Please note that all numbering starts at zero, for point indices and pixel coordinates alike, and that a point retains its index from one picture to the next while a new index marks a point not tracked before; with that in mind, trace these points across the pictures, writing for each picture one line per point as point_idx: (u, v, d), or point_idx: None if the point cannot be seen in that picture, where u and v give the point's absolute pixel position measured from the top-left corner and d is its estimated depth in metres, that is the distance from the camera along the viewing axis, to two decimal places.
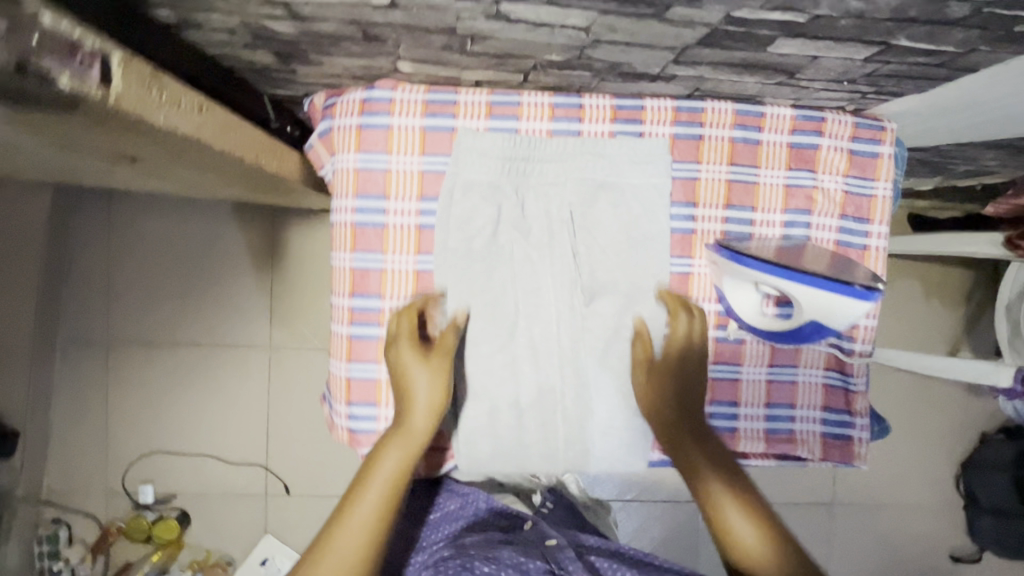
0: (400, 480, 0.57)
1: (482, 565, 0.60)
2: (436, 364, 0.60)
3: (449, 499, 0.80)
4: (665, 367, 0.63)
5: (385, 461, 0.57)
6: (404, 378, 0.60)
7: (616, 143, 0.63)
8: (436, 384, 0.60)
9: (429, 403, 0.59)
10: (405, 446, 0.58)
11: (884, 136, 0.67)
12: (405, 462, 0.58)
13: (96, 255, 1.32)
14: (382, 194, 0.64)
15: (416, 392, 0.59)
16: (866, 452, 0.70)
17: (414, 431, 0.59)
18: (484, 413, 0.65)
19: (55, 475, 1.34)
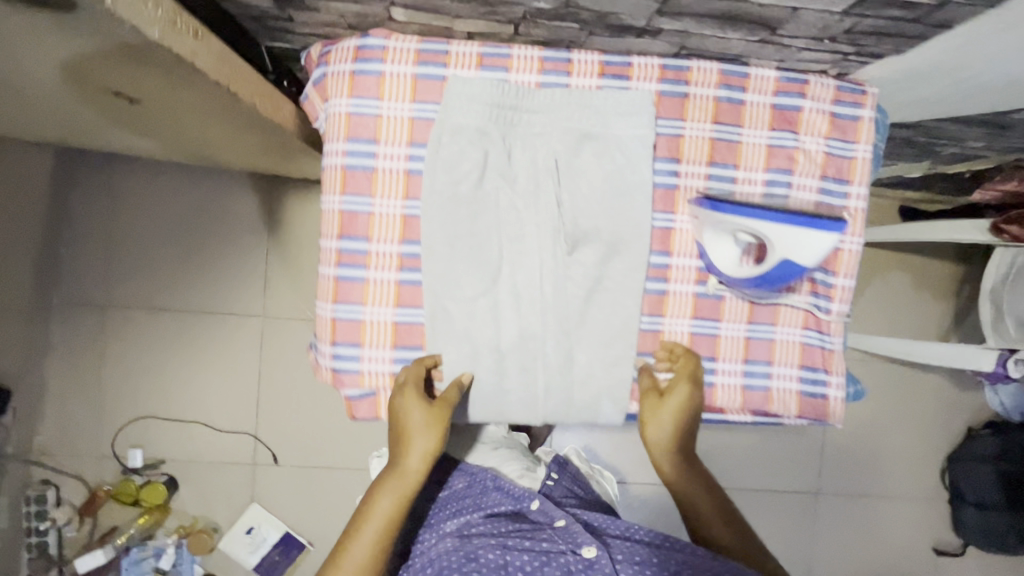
0: (391, 520, 0.67)
1: (487, 552, 0.69)
2: (437, 417, 0.65)
3: (457, 478, 0.82)
4: (666, 406, 0.69)
5: (381, 497, 0.67)
6: (405, 428, 0.66)
7: (602, 95, 0.65)
8: (433, 435, 0.66)
9: (425, 451, 0.67)
10: (399, 488, 0.67)
11: (865, 100, 0.69)
12: (397, 505, 0.67)
13: (95, 219, 1.33)
14: (372, 138, 0.65)
15: (417, 442, 0.66)
16: (840, 410, 0.72)
17: (409, 472, 0.67)
18: (466, 356, 0.66)
19: (45, 436, 1.35)
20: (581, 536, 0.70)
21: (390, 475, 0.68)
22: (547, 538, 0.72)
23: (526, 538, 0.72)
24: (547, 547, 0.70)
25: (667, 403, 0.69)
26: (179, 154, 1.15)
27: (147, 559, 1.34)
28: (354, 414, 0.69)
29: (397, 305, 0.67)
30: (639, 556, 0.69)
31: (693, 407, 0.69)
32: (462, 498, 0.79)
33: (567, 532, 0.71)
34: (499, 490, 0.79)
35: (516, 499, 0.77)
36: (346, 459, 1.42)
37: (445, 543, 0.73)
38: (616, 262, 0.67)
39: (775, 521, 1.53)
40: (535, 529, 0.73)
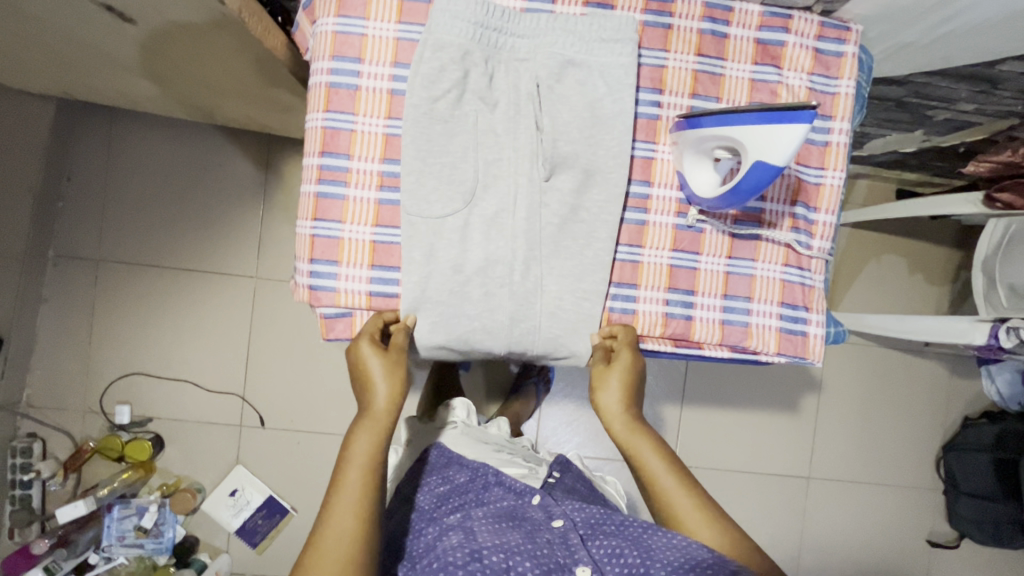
0: (374, 460, 0.63)
1: (492, 553, 0.64)
2: (394, 359, 0.66)
3: (459, 473, 0.82)
4: (616, 365, 0.68)
5: (357, 443, 0.63)
6: (363, 368, 0.65)
7: (586, 20, 0.65)
8: (394, 375, 0.65)
9: (389, 392, 0.65)
10: (375, 429, 0.64)
11: (849, 36, 0.69)
12: (378, 444, 0.63)
13: (95, 174, 1.36)
14: (357, 56, 0.66)
15: (380, 385, 0.65)
16: (821, 349, 0.71)
17: (379, 412, 0.65)
18: (429, 277, 0.65)
19: (37, 387, 1.36)
20: (580, 552, 0.66)
21: (360, 421, 0.65)
22: (546, 540, 0.68)
23: (525, 537, 0.68)
24: (546, 552, 0.65)
25: (613, 370, 0.69)
26: (178, 104, 1.17)
27: (130, 517, 1.32)
28: (328, 333, 0.70)
29: (376, 224, 0.67)
30: (631, 562, 0.63)
31: (641, 370, 0.69)
32: (465, 493, 0.79)
33: (565, 540, 0.68)
34: (500, 485, 0.79)
35: (518, 495, 0.77)
36: (333, 425, 1.41)
37: (445, 536, 0.69)
38: (592, 192, 0.67)
39: (763, 505, 1.51)
40: (533, 528, 0.70)
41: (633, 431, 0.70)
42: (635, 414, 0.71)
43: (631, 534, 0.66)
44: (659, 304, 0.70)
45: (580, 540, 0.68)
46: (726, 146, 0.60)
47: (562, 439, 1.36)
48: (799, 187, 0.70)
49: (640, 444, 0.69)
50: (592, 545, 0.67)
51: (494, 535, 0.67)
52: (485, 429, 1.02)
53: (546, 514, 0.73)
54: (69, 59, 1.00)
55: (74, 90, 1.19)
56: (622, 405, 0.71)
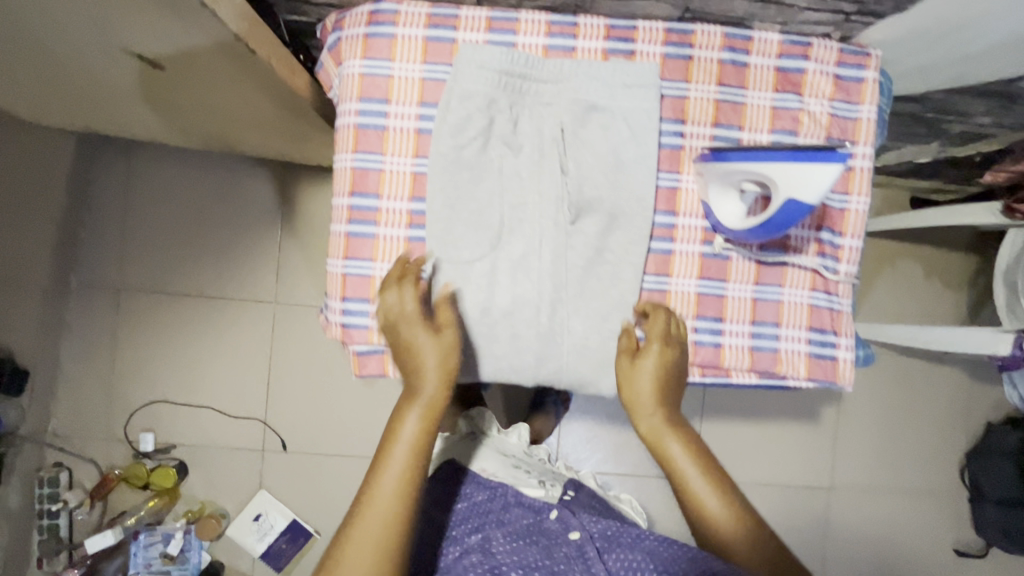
0: (420, 446, 0.64)
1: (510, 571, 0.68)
2: (445, 339, 0.64)
3: (478, 490, 0.83)
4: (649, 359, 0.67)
5: (405, 425, 0.64)
6: (411, 349, 0.64)
7: (609, 67, 0.65)
8: (443, 356, 0.64)
9: (438, 374, 0.65)
10: (422, 412, 0.65)
11: (869, 62, 0.70)
12: (423, 429, 0.64)
13: (115, 205, 1.38)
14: (384, 98, 0.67)
15: (427, 366, 0.64)
16: (851, 373, 0.71)
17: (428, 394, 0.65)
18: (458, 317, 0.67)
19: (62, 417, 1.38)
20: (597, 565, 0.68)
21: (407, 404, 0.65)
22: (563, 556, 0.70)
23: (542, 553, 0.71)
24: (564, 568, 0.69)
25: (640, 369, 0.68)
26: (197, 135, 1.19)
27: (156, 544, 1.34)
28: (360, 370, 0.70)
29: None
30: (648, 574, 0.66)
31: (672, 366, 0.68)
32: (485, 513, 0.80)
33: (583, 553, 0.70)
34: (520, 505, 0.80)
35: (536, 512, 0.79)
36: (354, 446, 1.42)
37: (464, 558, 0.72)
38: (617, 234, 0.68)
39: (786, 518, 1.50)
40: (551, 542, 0.73)
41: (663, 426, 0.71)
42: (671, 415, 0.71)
43: (647, 547, 0.69)
44: (688, 333, 0.70)
45: (597, 552, 0.70)
46: (754, 182, 0.61)
47: (581, 456, 1.36)
48: (823, 212, 0.70)
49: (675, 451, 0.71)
50: (608, 556, 0.69)
51: (511, 553, 0.71)
52: (505, 438, 1.02)
53: (563, 525, 0.75)
54: (89, 93, 1.01)
55: (94, 124, 1.21)
56: (654, 401, 0.69)
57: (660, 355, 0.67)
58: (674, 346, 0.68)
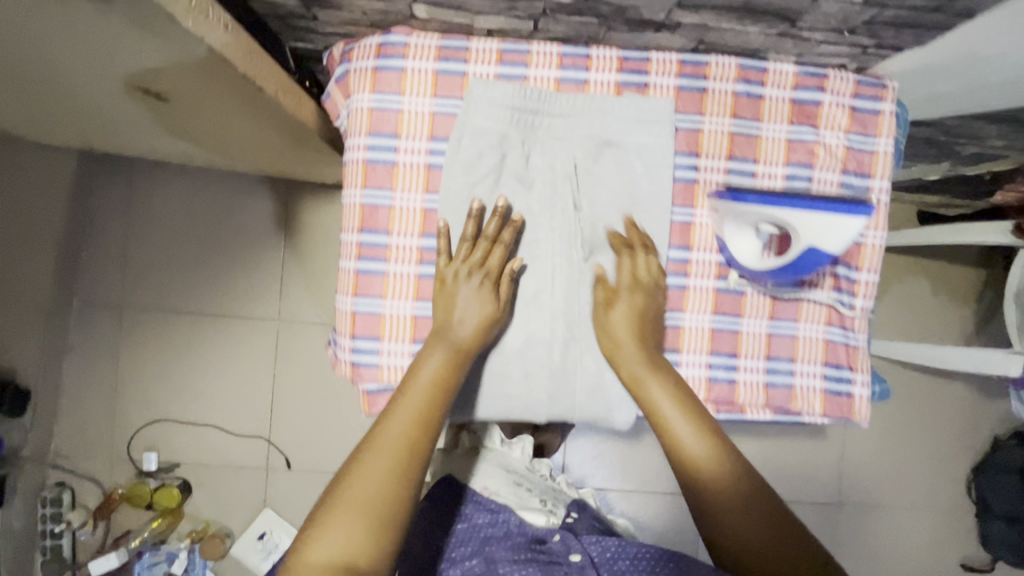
0: (438, 386, 0.61)
1: None
2: (496, 303, 0.64)
3: (479, 513, 0.82)
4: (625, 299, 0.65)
5: (429, 361, 0.62)
6: (452, 294, 0.63)
7: (622, 102, 0.65)
8: (485, 304, 0.63)
9: (478, 321, 0.63)
10: (447, 354, 0.62)
11: (885, 94, 0.69)
12: (443, 369, 0.62)
13: (116, 222, 1.36)
14: (394, 133, 0.66)
15: (467, 312, 0.63)
16: (867, 410, 0.70)
17: (464, 341, 0.63)
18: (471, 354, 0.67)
19: (64, 437, 1.37)
20: None
21: (432, 343, 0.63)
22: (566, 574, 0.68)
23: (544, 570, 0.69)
24: None
25: (618, 312, 0.65)
26: (200, 155, 1.17)
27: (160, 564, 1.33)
28: (371, 409, 0.68)
29: (417, 299, 0.67)
30: None
31: (647, 312, 0.66)
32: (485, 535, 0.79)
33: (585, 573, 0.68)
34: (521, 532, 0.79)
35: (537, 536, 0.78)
36: None
37: None
38: None
39: None
40: (551, 561, 0.71)
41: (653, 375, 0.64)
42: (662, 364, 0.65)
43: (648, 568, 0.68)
44: (702, 369, 0.69)
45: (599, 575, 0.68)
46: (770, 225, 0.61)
47: (587, 473, 1.36)
48: None
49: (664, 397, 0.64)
50: None
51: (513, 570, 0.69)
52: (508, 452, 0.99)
53: (563, 547, 0.74)
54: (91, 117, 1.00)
55: (95, 144, 1.19)
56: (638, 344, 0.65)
57: (632, 304, 0.65)
58: (647, 294, 0.66)
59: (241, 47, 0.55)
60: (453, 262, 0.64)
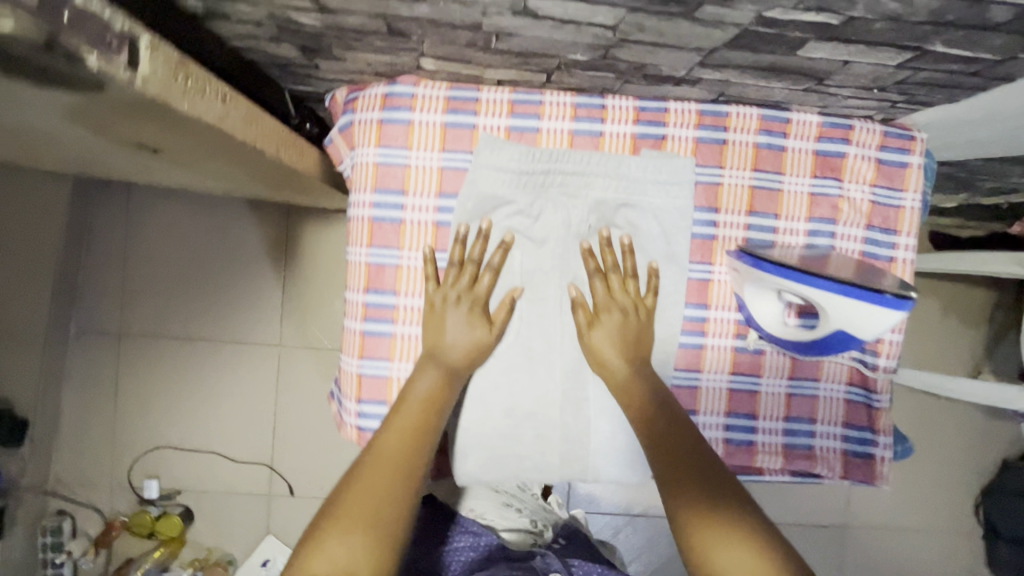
0: (435, 401, 0.58)
1: None
2: (484, 333, 0.61)
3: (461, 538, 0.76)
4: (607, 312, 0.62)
5: (419, 384, 0.58)
6: (438, 316, 0.61)
7: (640, 164, 0.63)
8: (476, 324, 0.61)
9: (472, 341, 0.61)
10: (442, 369, 0.59)
11: (913, 146, 0.66)
12: (439, 384, 0.59)
13: (114, 247, 1.34)
14: (401, 189, 0.63)
15: (461, 331, 0.60)
16: (889, 472, 0.68)
17: (456, 366, 0.60)
18: (480, 418, 0.64)
19: (64, 466, 1.35)
20: None
21: (427, 358, 0.60)
22: None
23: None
24: None
25: (601, 330, 0.62)
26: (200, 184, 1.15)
27: None
28: None
29: None
30: None
31: (631, 329, 0.62)
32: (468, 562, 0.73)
33: None
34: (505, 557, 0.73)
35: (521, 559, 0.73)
36: None
37: None
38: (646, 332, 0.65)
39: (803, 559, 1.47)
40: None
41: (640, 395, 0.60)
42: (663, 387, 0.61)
43: None
44: (719, 430, 0.67)
45: None
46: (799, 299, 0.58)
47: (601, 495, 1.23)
48: None
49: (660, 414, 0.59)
50: None
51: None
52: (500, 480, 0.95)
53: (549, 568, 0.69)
54: None
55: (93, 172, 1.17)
56: (623, 359, 0.61)
57: (617, 321, 0.62)
58: (637, 314, 0.63)
59: (239, 115, 0.53)
60: (443, 287, 0.62)
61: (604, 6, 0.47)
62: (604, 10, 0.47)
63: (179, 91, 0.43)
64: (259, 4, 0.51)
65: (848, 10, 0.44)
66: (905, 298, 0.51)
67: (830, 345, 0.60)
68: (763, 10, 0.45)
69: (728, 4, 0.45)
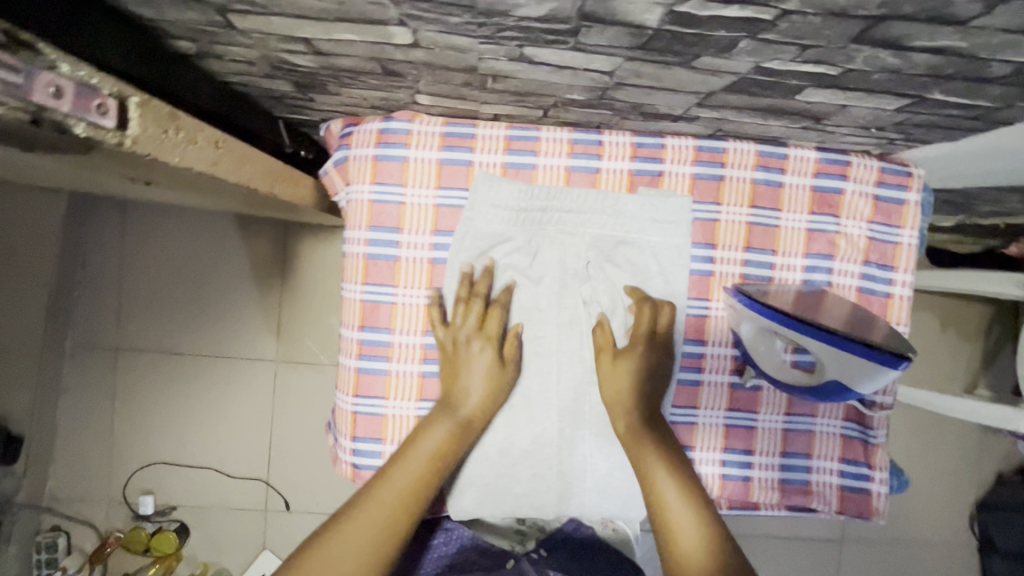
0: (441, 457, 0.57)
1: None
2: (504, 373, 0.61)
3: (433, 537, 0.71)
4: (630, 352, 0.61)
5: (432, 433, 0.58)
6: (461, 361, 0.60)
7: (636, 200, 0.63)
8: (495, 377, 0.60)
9: (485, 389, 0.60)
10: (453, 424, 0.59)
11: (911, 182, 0.66)
12: (448, 441, 0.58)
13: (109, 262, 1.33)
14: (396, 226, 0.63)
15: (481, 382, 0.60)
16: (885, 507, 0.68)
17: (467, 420, 0.60)
18: (475, 455, 0.64)
19: (58, 481, 1.34)
20: None
21: (441, 411, 0.59)
22: None
23: None
24: None
25: (622, 368, 0.61)
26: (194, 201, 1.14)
27: None
28: None
29: (420, 399, 0.64)
30: None
31: (653, 372, 0.62)
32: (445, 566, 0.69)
33: None
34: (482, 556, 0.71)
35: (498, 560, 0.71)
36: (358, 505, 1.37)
37: None
38: None
39: None
40: None
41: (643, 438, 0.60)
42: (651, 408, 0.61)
43: None
44: (715, 466, 0.67)
45: None
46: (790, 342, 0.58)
47: None
48: None
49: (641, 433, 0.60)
50: None
51: None
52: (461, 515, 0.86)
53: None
54: None
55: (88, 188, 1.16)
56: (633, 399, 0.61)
57: (640, 360, 0.61)
58: (655, 352, 0.62)
59: (233, 159, 0.53)
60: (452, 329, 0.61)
61: (599, 55, 0.46)
62: (601, 57, 0.47)
63: (170, 143, 0.43)
64: (251, 46, 0.51)
65: (846, 63, 0.43)
66: (903, 357, 0.49)
67: (826, 394, 0.58)
68: (761, 62, 0.44)
69: (725, 55, 0.44)
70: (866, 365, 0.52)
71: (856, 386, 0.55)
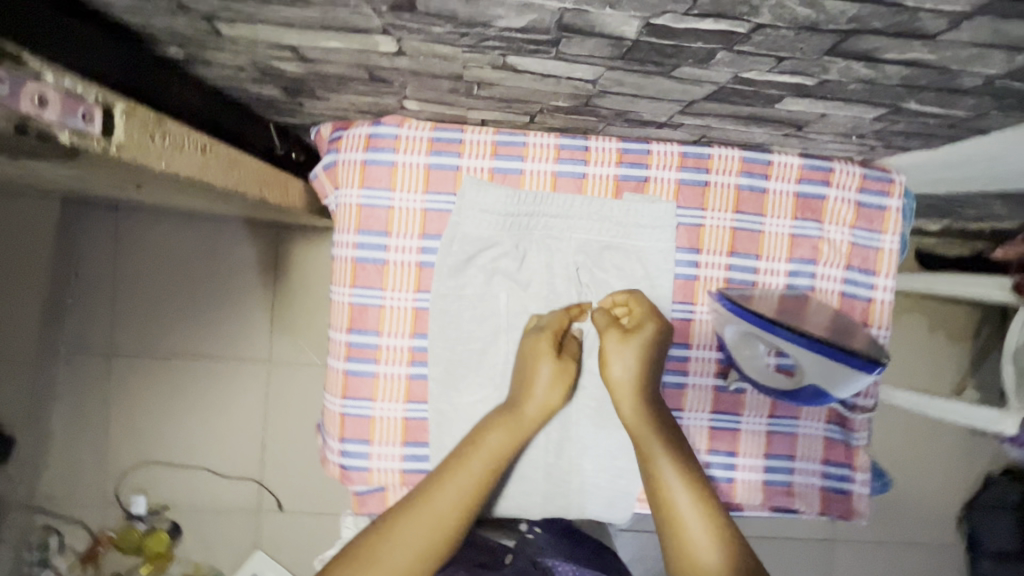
0: (500, 461, 0.57)
1: None
2: (565, 367, 0.61)
3: None
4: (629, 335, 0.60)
5: (491, 439, 0.57)
6: (532, 371, 0.59)
7: (622, 205, 0.64)
8: (558, 388, 0.60)
9: (547, 403, 0.59)
10: (513, 429, 0.58)
11: (892, 189, 0.67)
12: (509, 446, 0.57)
13: (101, 263, 1.33)
14: (383, 230, 0.64)
15: (548, 391, 0.60)
16: (866, 508, 0.69)
17: (527, 420, 0.59)
18: None
19: (49, 482, 1.34)
20: None
21: (504, 415, 0.59)
22: None
23: None
24: None
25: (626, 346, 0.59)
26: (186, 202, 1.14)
27: None
28: (361, 509, 0.67)
29: (408, 400, 0.65)
30: None
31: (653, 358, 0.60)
32: None
33: None
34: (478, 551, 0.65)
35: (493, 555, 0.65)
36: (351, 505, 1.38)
37: None
38: None
39: None
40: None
41: (648, 421, 0.58)
42: (649, 386, 0.60)
43: None
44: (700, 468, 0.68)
45: None
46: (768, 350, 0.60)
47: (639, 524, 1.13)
48: None
49: (639, 408, 0.59)
50: None
51: None
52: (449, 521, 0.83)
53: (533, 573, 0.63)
54: None
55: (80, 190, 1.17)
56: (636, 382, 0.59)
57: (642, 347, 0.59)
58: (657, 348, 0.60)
59: (218, 163, 0.54)
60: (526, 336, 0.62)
61: (581, 64, 0.47)
62: (583, 66, 0.47)
63: (154, 150, 0.44)
64: (239, 53, 0.51)
65: (822, 73, 0.44)
66: (876, 362, 0.52)
67: (804, 398, 0.60)
68: (740, 72, 0.45)
69: (703, 65, 0.45)
70: (839, 367, 0.53)
71: (833, 389, 0.56)
